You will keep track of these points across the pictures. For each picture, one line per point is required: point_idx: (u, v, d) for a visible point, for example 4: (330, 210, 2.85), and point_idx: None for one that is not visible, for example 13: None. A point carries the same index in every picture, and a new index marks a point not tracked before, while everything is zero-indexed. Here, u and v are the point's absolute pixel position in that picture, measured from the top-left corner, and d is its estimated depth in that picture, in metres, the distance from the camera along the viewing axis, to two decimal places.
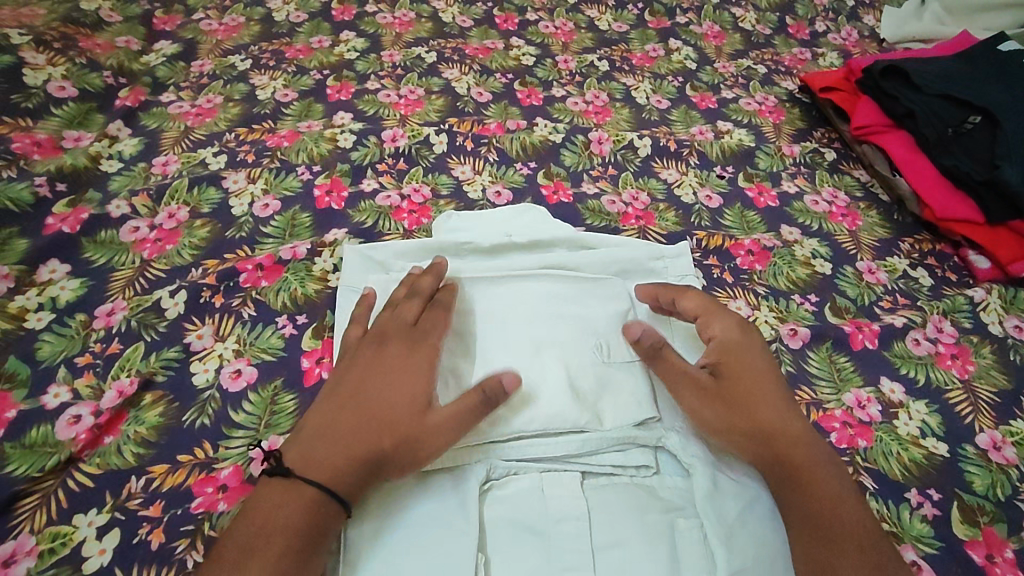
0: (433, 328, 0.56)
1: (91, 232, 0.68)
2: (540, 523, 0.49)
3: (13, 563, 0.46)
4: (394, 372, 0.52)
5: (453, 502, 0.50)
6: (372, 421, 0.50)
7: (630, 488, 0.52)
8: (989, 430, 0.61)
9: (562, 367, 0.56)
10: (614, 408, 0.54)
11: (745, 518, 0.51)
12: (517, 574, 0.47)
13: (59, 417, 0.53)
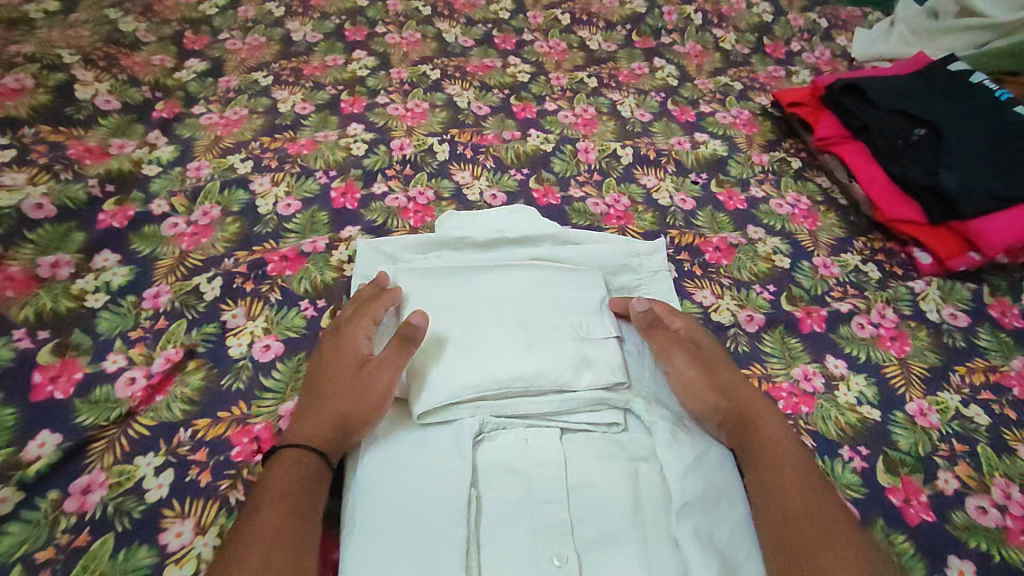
0: (368, 312, 0.67)
1: (137, 227, 0.77)
2: (524, 467, 0.59)
3: (89, 492, 0.55)
4: (338, 350, 0.64)
5: (448, 448, 0.59)
6: (329, 391, 0.61)
7: (600, 441, 0.62)
8: (917, 400, 0.69)
9: (545, 340, 0.65)
10: (589, 375, 0.64)
11: (698, 464, 0.59)
12: (504, 507, 0.57)
13: (117, 378, 0.63)
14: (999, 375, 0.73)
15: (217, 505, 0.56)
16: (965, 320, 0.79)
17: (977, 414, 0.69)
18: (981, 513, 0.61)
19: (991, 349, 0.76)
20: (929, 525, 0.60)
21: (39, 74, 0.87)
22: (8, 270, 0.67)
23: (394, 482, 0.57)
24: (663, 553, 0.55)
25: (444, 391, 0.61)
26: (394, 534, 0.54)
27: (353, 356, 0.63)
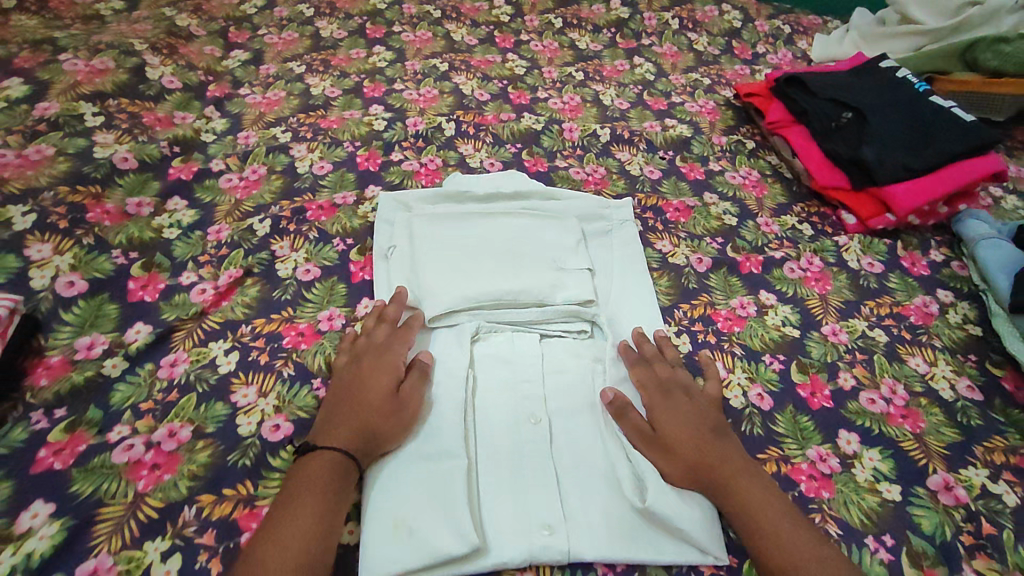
0: (400, 341, 0.74)
1: (200, 180, 0.95)
2: (510, 357, 0.76)
3: (175, 365, 0.72)
4: (369, 372, 0.69)
5: (450, 341, 0.76)
6: (363, 403, 0.66)
7: (570, 344, 0.79)
8: (831, 323, 0.87)
9: (530, 268, 0.83)
10: (565, 293, 0.81)
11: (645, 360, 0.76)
12: (494, 385, 0.74)
13: (192, 289, 0.80)
14: (900, 308, 0.90)
15: (273, 376, 0.72)
16: (880, 267, 0.96)
17: (878, 335, 0.86)
18: (871, 402, 0.77)
19: (898, 289, 0.93)
20: (827, 409, 0.77)
21: (117, 57, 1.05)
22: (105, 205, 0.84)
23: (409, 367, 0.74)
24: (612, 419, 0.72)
25: (449, 300, 0.78)
26: None
27: (387, 376, 0.69)
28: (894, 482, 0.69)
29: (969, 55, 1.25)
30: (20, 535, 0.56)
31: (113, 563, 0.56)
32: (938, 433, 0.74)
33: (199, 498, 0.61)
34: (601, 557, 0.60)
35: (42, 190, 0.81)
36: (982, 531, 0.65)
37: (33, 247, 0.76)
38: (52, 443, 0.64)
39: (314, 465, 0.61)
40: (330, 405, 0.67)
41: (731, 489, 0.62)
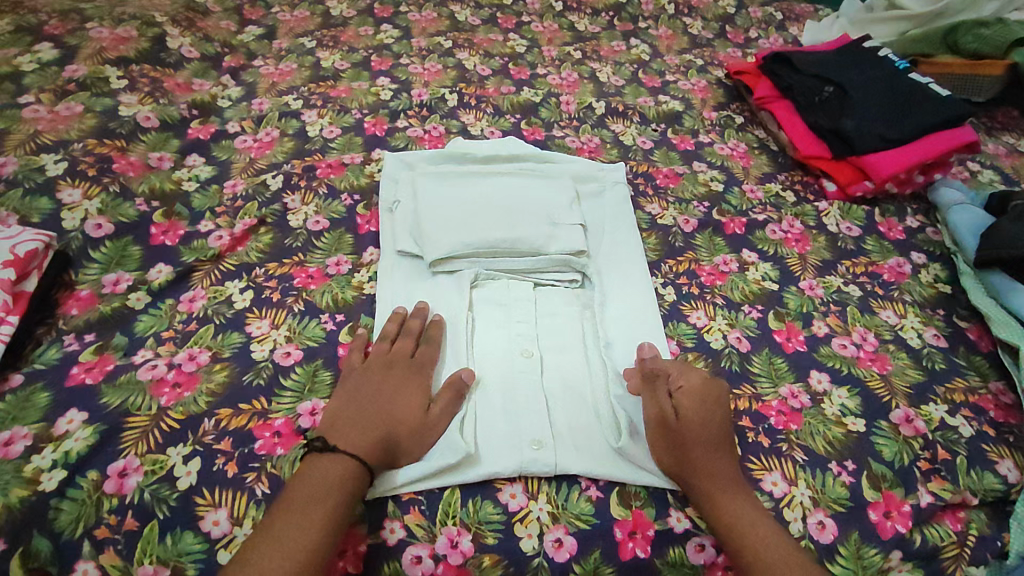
0: (429, 358, 0.72)
1: (217, 140, 1.00)
2: (505, 300, 0.81)
3: (194, 300, 0.77)
4: (399, 385, 0.69)
5: (450, 287, 0.82)
6: (391, 417, 0.66)
7: (561, 291, 0.84)
8: (809, 279, 0.92)
9: (527, 219, 0.87)
10: (559, 242, 0.85)
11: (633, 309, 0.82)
12: (490, 324, 0.78)
13: (210, 236, 0.86)
14: (874, 267, 0.95)
15: (285, 311, 0.77)
16: (858, 232, 1.01)
17: (853, 290, 0.91)
18: (842, 347, 0.83)
19: (873, 251, 0.98)
20: (801, 352, 0.82)
21: (139, 27, 1.11)
22: (129, 157, 0.90)
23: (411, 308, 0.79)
24: (599, 359, 0.76)
25: (449, 246, 0.82)
26: None
27: (415, 395, 0.68)
28: (860, 415, 0.75)
29: (951, 38, 1.30)
30: (57, 436, 0.62)
31: (140, 463, 0.62)
32: (904, 374, 0.80)
33: (218, 411, 0.67)
34: (586, 471, 0.66)
35: (72, 142, 0.88)
36: (937, 457, 0.72)
37: (64, 192, 0.82)
38: (83, 362, 0.69)
39: (323, 476, 0.60)
40: (353, 415, 0.65)
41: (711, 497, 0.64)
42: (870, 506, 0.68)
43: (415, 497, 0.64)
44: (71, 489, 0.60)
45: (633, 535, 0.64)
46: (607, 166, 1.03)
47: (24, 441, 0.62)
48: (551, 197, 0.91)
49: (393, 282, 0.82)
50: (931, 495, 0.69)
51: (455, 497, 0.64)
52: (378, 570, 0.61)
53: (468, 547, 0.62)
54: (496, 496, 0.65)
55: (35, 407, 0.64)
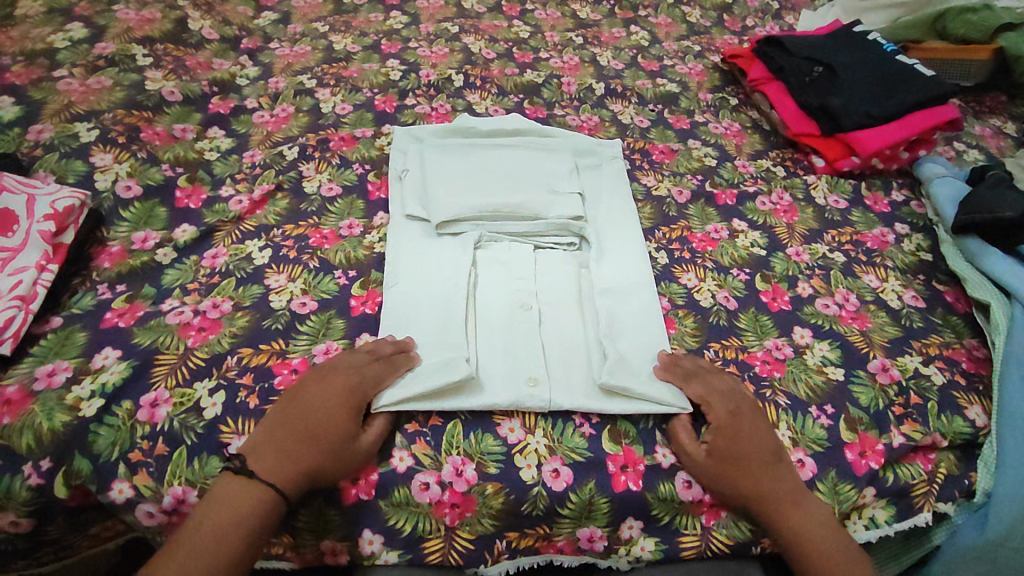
0: (377, 378, 0.70)
1: (236, 115, 1.06)
2: (507, 259, 0.86)
3: (217, 256, 0.83)
4: (338, 403, 0.66)
5: (455, 245, 0.86)
6: (322, 441, 0.64)
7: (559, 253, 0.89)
8: (795, 246, 0.96)
9: (527, 188, 0.92)
10: (558, 208, 0.90)
11: (629, 269, 0.86)
12: (492, 281, 0.83)
13: (230, 199, 0.91)
14: (859, 235, 1.00)
15: (301, 267, 0.83)
16: (844, 204, 1.05)
17: (837, 256, 0.95)
18: (825, 306, 0.87)
19: (859, 222, 1.02)
20: (785, 311, 0.86)
21: (163, 10, 1.18)
22: (155, 128, 0.96)
23: (418, 264, 0.84)
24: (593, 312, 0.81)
25: (454, 209, 0.88)
26: (419, 301, 0.79)
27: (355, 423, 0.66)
28: (839, 365, 0.80)
29: (939, 25, 1.35)
30: (94, 370, 0.68)
31: (169, 396, 0.68)
32: (882, 330, 0.84)
33: (240, 350, 0.72)
34: (580, 408, 0.71)
35: (103, 112, 0.94)
36: (910, 402, 0.77)
37: (97, 156, 0.88)
38: (115, 308, 0.75)
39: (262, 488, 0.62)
40: (291, 432, 0.64)
41: (777, 516, 0.67)
42: (846, 446, 0.73)
43: (421, 429, 0.70)
44: (108, 416, 0.66)
45: (625, 468, 0.69)
46: (605, 141, 1.08)
47: (65, 373, 0.68)
48: (551, 168, 0.97)
49: (400, 241, 0.87)
50: (903, 436, 0.74)
51: (458, 431, 0.70)
52: (389, 494, 0.67)
53: (472, 475, 0.67)
54: (496, 430, 0.70)
55: (73, 344, 0.70)
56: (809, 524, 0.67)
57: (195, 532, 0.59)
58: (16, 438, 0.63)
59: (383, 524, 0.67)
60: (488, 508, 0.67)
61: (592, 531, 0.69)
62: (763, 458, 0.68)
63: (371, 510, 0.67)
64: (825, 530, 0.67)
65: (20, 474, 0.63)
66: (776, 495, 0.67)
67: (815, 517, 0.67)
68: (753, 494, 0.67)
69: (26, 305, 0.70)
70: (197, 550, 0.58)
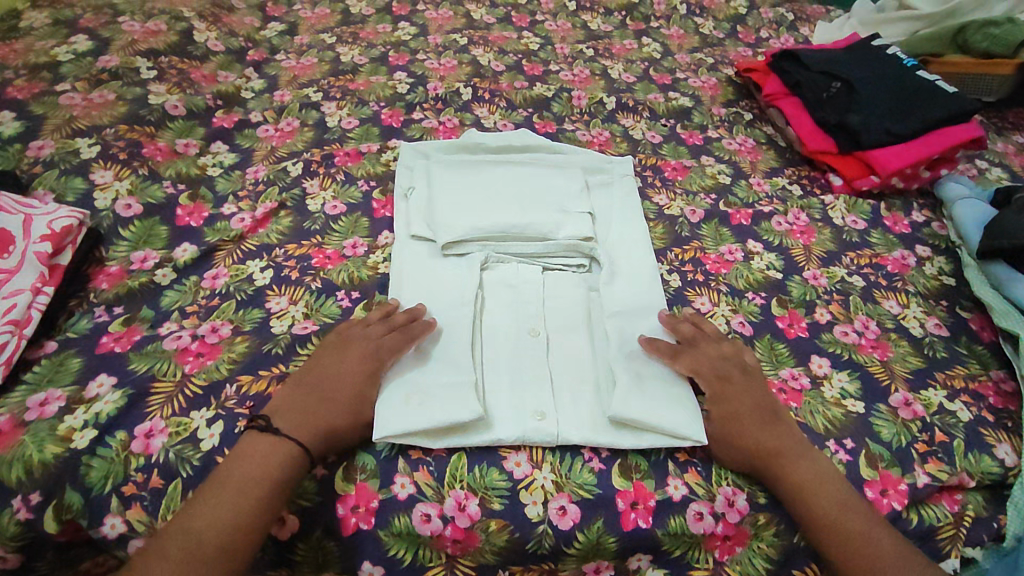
0: (392, 347, 0.71)
1: (240, 129, 1.04)
2: (514, 281, 0.83)
3: (217, 277, 0.81)
4: (350, 368, 0.68)
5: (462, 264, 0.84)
6: (331, 402, 0.66)
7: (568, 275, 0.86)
8: (813, 270, 0.93)
9: (537, 208, 0.90)
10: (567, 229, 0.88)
11: (640, 290, 0.84)
12: (498, 303, 0.81)
13: (232, 217, 0.89)
14: (878, 258, 0.96)
15: (302, 289, 0.81)
16: (863, 225, 1.02)
17: (856, 280, 0.92)
18: (844, 334, 0.84)
19: (878, 243, 0.99)
20: (803, 338, 0.83)
21: (168, 22, 1.16)
22: (158, 143, 0.94)
23: (423, 286, 0.82)
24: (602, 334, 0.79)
25: (460, 229, 0.85)
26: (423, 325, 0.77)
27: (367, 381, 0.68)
28: (859, 398, 0.77)
29: (961, 38, 1.31)
30: (88, 398, 0.66)
31: (165, 426, 0.65)
32: (905, 361, 0.81)
33: (238, 377, 0.70)
34: (588, 441, 0.68)
35: (105, 127, 0.92)
36: (935, 439, 0.73)
37: (97, 173, 0.86)
38: (112, 332, 0.73)
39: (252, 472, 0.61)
40: (309, 387, 0.67)
41: (788, 475, 0.66)
42: (867, 484, 0.70)
43: (425, 458, 0.67)
44: (101, 448, 0.63)
45: (635, 505, 0.66)
46: (616, 158, 1.05)
47: (58, 402, 0.66)
48: (560, 186, 0.94)
49: (404, 263, 0.85)
50: (928, 476, 0.71)
51: (462, 463, 0.67)
52: (389, 525, 0.64)
53: (475, 511, 0.65)
54: (502, 463, 0.67)
55: (68, 371, 0.68)
56: (821, 483, 0.66)
57: (203, 506, 0.59)
58: (6, 470, 0.61)
59: (383, 556, 0.65)
60: (492, 544, 0.65)
61: (598, 564, 0.67)
62: (771, 421, 0.69)
63: (371, 544, 0.64)
64: (839, 490, 0.66)
65: (8, 508, 0.61)
66: (789, 454, 0.67)
67: (823, 474, 0.67)
68: (762, 454, 0.67)
69: (19, 330, 0.68)
70: (207, 527, 0.58)
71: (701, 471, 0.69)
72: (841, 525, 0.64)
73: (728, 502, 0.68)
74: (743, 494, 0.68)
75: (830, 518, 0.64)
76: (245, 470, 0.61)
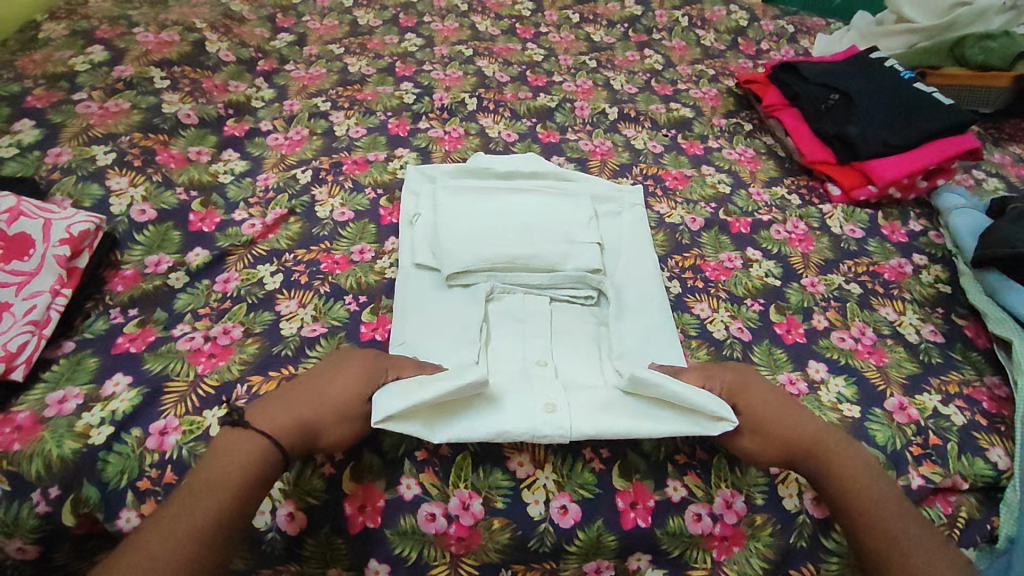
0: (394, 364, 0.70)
1: (251, 138, 1.07)
2: (520, 314, 0.81)
3: (229, 280, 0.83)
4: (349, 375, 0.67)
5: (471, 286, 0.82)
6: (325, 400, 0.64)
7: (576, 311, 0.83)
8: (811, 277, 0.95)
9: (544, 235, 0.87)
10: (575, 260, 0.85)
11: (649, 326, 0.82)
12: (504, 337, 0.79)
13: (243, 223, 0.91)
14: (875, 266, 0.98)
15: (311, 292, 0.83)
16: (861, 233, 1.04)
17: (853, 287, 0.94)
18: (841, 340, 0.86)
19: (875, 252, 1.01)
20: (800, 344, 0.85)
21: (182, 33, 1.19)
22: (171, 151, 0.97)
23: (428, 321, 0.80)
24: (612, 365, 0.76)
25: (464, 259, 0.83)
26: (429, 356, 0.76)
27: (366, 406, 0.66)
28: (855, 403, 0.78)
29: (958, 50, 1.34)
30: (105, 397, 0.68)
31: (179, 423, 0.67)
32: (900, 366, 0.83)
33: (249, 378, 0.72)
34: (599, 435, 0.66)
35: (120, 135, 0.95)
36: (929, 442, 0.74)
37: (113, 179, 0.89)
38: (127, 333, 0.74)
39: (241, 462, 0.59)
40: (313, 395, 0.65)
41: (826, 466, 0.66)
42: None
43: (430, 459, 0.68)
44: (117, 444, 0.65)
45: (635, 505, 0.68)
46: (626, 188, 1.04)
47: (76, 400, 0.67)
48: (568, 213, 0.92)
49: (406, 299, 0.83)
50: (922, 478, 0.72)
51: (466, 463, 0.68)
52: (394, 523, 0.65)
53: (479, 510, 0.66)
54: (506, 464, 0.68)
55: (85, 369, 0.70)
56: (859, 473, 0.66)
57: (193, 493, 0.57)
58: (25, 465, 0.62)
59: (388, 553, 0.65)
60: (494, 543, 0.66)
61: (599, 563, 0.67)
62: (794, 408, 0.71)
63: (376, 541, 0.65)
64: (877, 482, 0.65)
65: (27, 501, 0.61)
66: (824, 439, 0.68)
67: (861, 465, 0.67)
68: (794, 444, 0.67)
69: (39, 330, 0.70)
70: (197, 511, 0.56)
71: (700, 474, 0.70)
72: (872, 494, 0.64)
73: (726, 503, 0.69)
74: (741, 496, 0.69)
75: (866, 492, 0.64)
76: (235, 462, 0.59)
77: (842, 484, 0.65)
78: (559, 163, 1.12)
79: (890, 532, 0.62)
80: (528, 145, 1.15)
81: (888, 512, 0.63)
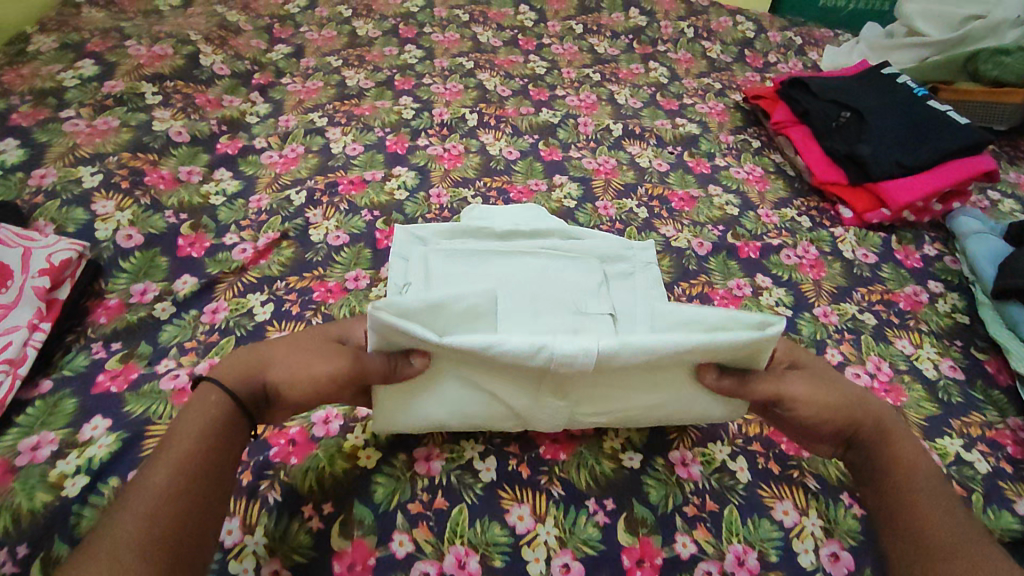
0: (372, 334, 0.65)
1: (244, 156, 1.04)
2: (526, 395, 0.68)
3: (217, 310, 0.80)
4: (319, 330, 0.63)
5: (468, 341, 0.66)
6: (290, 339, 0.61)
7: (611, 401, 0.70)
8: (822, 306, 0.91)
9: (553, 309, 0.76)
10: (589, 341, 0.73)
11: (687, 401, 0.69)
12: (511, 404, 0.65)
13: (234, 248, 0.88)
14: (890, 295, 0.94)
15: (303, 324, 0.79)
16: (874, 258, 1.01)
17: (868, 317, 0.90)
18: (856, 376, 0.82)
19: (889, 279, 0.97)
20: None
21: (175, 45, 1.16)
22: (160, 171, 0.94)
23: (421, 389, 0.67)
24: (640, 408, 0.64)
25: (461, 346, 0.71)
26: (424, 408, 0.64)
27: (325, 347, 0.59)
28: None
29: (971, 66, 1.30)
30: (82, 442, 0.64)
31: None
32: (919, 407, 0.79)
33: None
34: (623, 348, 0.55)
35: (107, 155, 0.92)
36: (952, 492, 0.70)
37: (99, 203, 0.85)
38: (108, 369, 0.71)
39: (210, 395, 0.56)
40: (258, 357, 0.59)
41: (885, 439, 0.61)
42: None
43: (425, 512, 0.63)
44: (92, 496, 0.60)
45: (641, 563, 0.63)
46: (636, 243, 0.92)
47: (50, 446, 0.64)
48: (578, 285, 0.80)
49: None
50: None
51: (463, 516, 0.64)
52: None
53: (476, 567, 0.60)
54: (505, 518, 0.64)
55: (62, 413, 0.67)
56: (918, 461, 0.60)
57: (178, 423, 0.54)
58: None
59: None
60: None
61: None
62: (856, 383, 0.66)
63: None
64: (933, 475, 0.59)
65: None
66: (890, 419, 0.63)
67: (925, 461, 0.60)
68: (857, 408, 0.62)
69: (15, 369, 0.66)
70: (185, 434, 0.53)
71: (711, 527, 0.65)
72: (916, 472, 0.59)
73: (738, 560, 0.63)
74: (755, 551, 0.64)
75: (908, 463, 0.60)
76: (207, 394, 0.55)
77: (882, 448, 0.61)
78: (562, 182, 1.09)
79: (920, 503, 0.56)
80: (530, 163, 1.12)
81: (930, 488, 0.57)
